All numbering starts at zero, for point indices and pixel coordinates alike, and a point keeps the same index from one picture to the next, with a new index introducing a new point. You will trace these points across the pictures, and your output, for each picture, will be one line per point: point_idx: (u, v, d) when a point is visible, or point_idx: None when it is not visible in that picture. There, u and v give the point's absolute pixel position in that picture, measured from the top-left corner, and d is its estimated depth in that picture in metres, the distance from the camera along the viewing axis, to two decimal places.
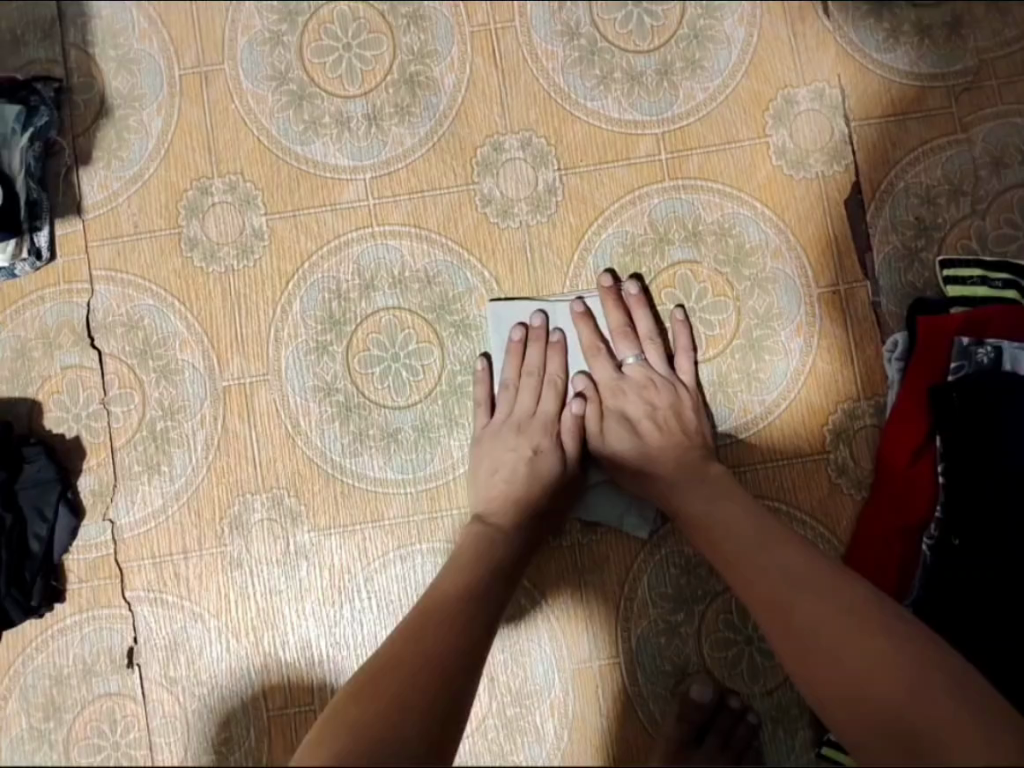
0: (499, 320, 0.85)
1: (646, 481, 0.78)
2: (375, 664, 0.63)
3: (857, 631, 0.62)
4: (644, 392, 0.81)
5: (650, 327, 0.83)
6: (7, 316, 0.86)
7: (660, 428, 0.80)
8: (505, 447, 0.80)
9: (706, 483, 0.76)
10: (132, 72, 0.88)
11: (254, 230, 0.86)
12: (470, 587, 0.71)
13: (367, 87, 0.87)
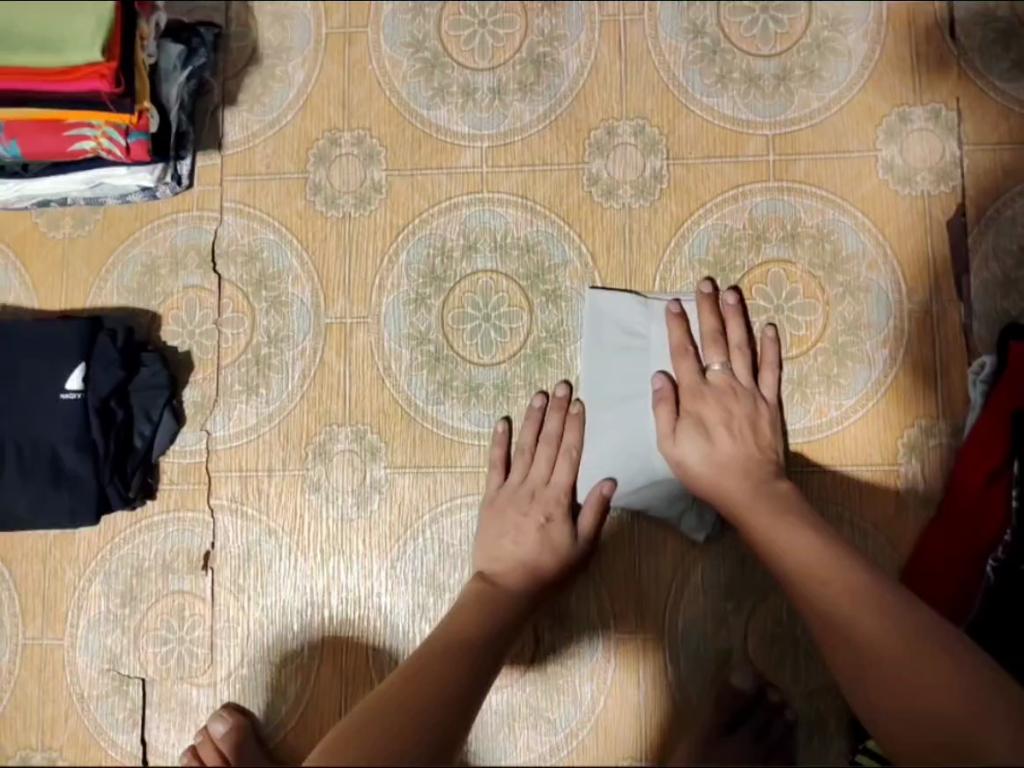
0: (595, 303, 0.88)
1: (710, 484, 0.80)
2: (384, 693, 0.67)
3: (919, 656, 0.65)
4: (725, 400, 0.83)
5: (744, 348, 0.85)
6: (143, 233, 0.94)
7: (733, 435, 0.81)
8: (519, 510, 0.84)
9: (770, 497, 0.77)
10: (284, 26, 0.95)
11: (374, 183, 0.93)
12: (479, 629, 0.75)
13: (495, 63, 0.93)
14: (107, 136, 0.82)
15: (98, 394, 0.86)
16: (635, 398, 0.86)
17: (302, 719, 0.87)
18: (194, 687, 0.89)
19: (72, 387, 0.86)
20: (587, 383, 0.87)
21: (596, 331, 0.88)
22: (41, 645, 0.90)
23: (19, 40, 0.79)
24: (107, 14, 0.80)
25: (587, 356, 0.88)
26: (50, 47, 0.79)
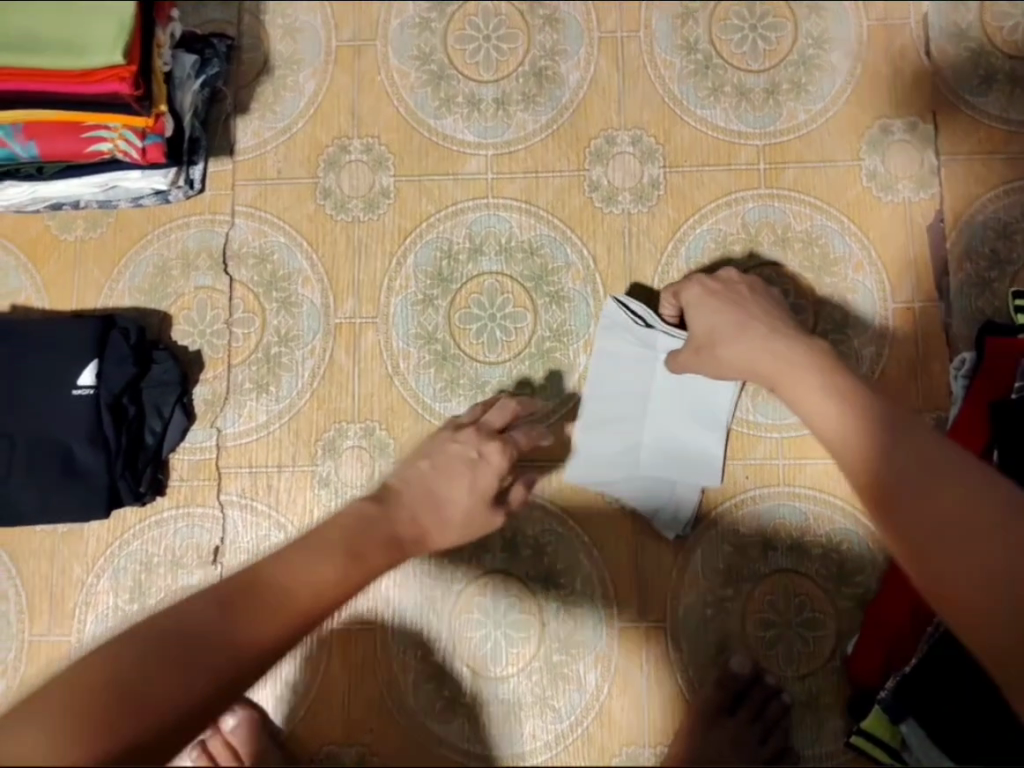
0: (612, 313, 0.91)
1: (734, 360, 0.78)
2: (206, 608, 0.56)
3: (956, 503, 0.57)
4: (744, 279, 0.83)
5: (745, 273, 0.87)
6: (156, 235, 0.97)
7: (741, 300, 0.81)
8: (457, 442, 0.79)
9: (802, 354, 0.74)
10: (295, 38, 0.99)
11: (383, 188, 0.96)
12: (334, 577, 0.63)
13: (499, 75, 0.97)
14: (124, 139, 0.84)
15: (110, 390, 0.87)
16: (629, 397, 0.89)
17: (307, 711, 0.88)
18: None
19: (85, 383, 0.87)
20: (589, 389, 0.91)
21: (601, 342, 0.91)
22: (47, 642, 0.91)
23: (40, 44, 0.78)
24: (127, 20, 0.79)
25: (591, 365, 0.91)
26: (70, 50, 0.78)
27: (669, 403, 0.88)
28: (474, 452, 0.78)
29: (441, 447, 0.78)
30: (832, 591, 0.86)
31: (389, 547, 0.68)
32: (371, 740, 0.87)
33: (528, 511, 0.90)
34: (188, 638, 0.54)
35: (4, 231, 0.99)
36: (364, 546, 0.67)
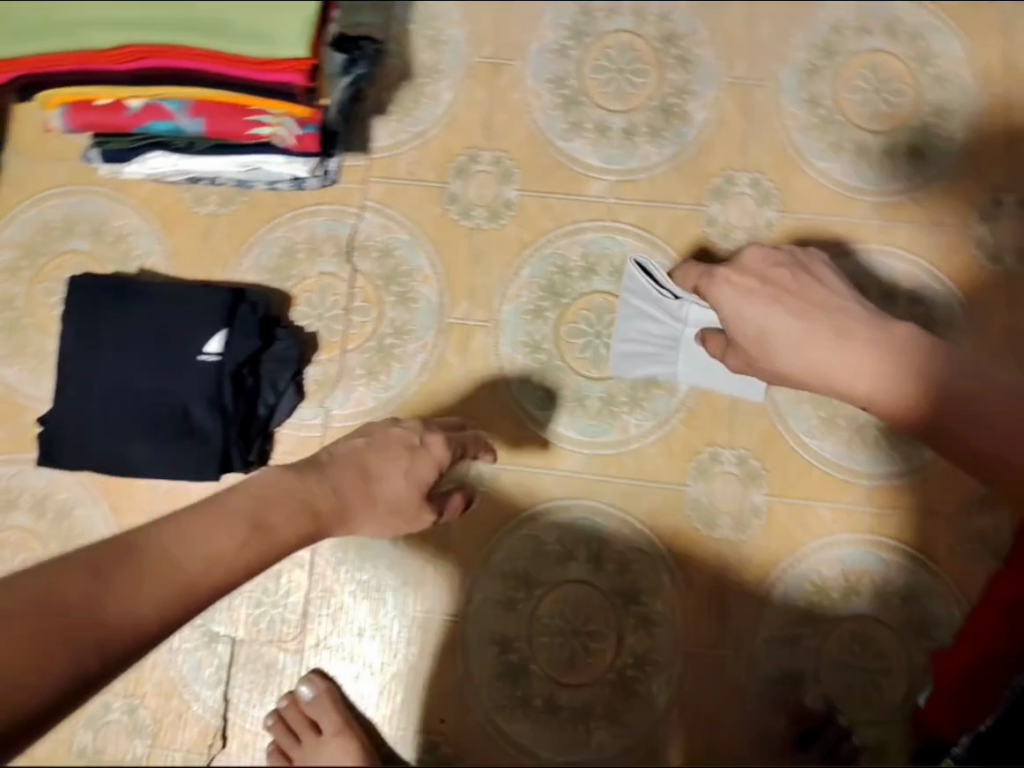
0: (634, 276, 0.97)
1: (789, 358, 0.79)
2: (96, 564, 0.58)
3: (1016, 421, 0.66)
4: (774, 266, 0.84)
5: (764, 250, 0.86)
6: (286, 219, 1.02)
7: (783, 290, 0.82)
8: (394, 428, 0.77)
9: (846, 332, 0.77)
10: (438, 49, 1.04)
11: (506, 200, 1.01)
12: (224, 547, 0.63)
13: (629, 107, 1.01)
14: (283, 127, 0.89)
15: (235, 360, 0.92)
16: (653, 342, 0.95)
17: (384, 692, 0.91)
18: (281, 652, 0.92)
19: (211, 351, 0.92)
20: (621, 328, 0.97)
21: (637, 290, 0.96)
22: None
23: (227, 26, 0.79)
24: (313, 15, 0.79)
25: (625, 307, 0.97)
26: (259, 40, 0.79)
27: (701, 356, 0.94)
28: (415, 439, 0.77)
29: (381, 431, 0.77)
30: (908, 639, 0.88)
31: (300, 518, 0.67)
32: (444, 729, 0.90)
33: (617, 525, 0.93)
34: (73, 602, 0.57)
35: (140, 198, 1.04)
36: (269, 517, 0.66)
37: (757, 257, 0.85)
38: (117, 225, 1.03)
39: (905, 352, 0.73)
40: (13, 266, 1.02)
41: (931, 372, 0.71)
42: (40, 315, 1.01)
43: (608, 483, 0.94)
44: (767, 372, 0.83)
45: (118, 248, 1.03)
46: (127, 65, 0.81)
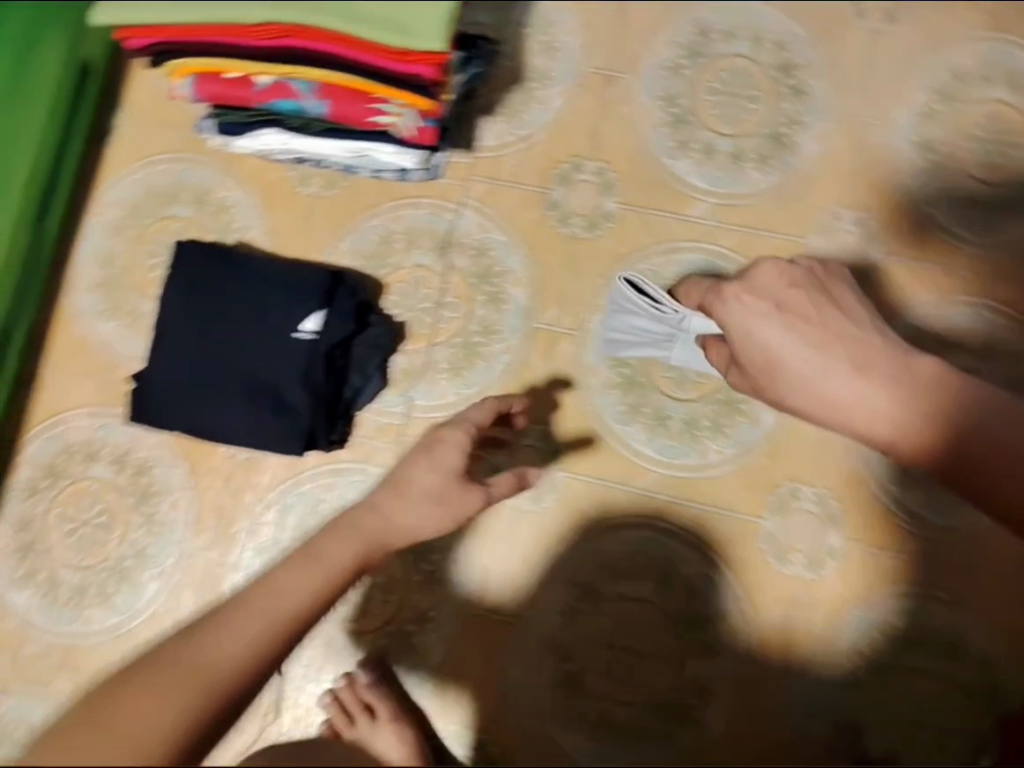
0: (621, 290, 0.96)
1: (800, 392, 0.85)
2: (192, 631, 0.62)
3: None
4: (786, 284, 0.87)
5: (776, 263, 0.88)
6: (386, 208, 1.03)
7: (796, 316, 0.85)
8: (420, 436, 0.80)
9: (858, 366, 0.82)
10: (553, 55, 1.03)
11: (606, 212, 1.01)
12: (298, 588, 0.66)
13: (738, 132, 1.01)
14: (405, 119, 0.91)
15: (330, 340, 0.95)
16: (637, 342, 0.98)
17: (440, 684, 0.96)
18: (342, 633, 0.97)
19: (308, 328, 0.95)
20: (621, 332, 0.98)
21: (637, 300, 0.95)
22: (209, 558, 0.98)
23: (366, 13, 0.80)
24: (449, 8, 0.80)
25: (624, 312, 0.97)
26: (395, 30, 0.80)
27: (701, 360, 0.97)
28: (433, 436, 0.79)
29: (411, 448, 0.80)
30: (978, 702, 0.91)
31: (353, 550, 0.70)
32: (500, 726, 0.95)
33: (681, 549, 0.96)
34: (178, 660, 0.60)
35: (245, 173, 1.05)
36: (322, 550, 0.70)
37: (772, 274, 0.87)
38: (220, 196, 1.05)
39: (915, 385, 0.80)
40: (117, 226, 1.04)
41: (944, 409, 0.78)
42: (139, 276, 1.03)
43: (679, 503, 0.97)
44: (773, 402, 0.88)
45: (219, 219, 1.04)
46: (267, 43, 0.84)
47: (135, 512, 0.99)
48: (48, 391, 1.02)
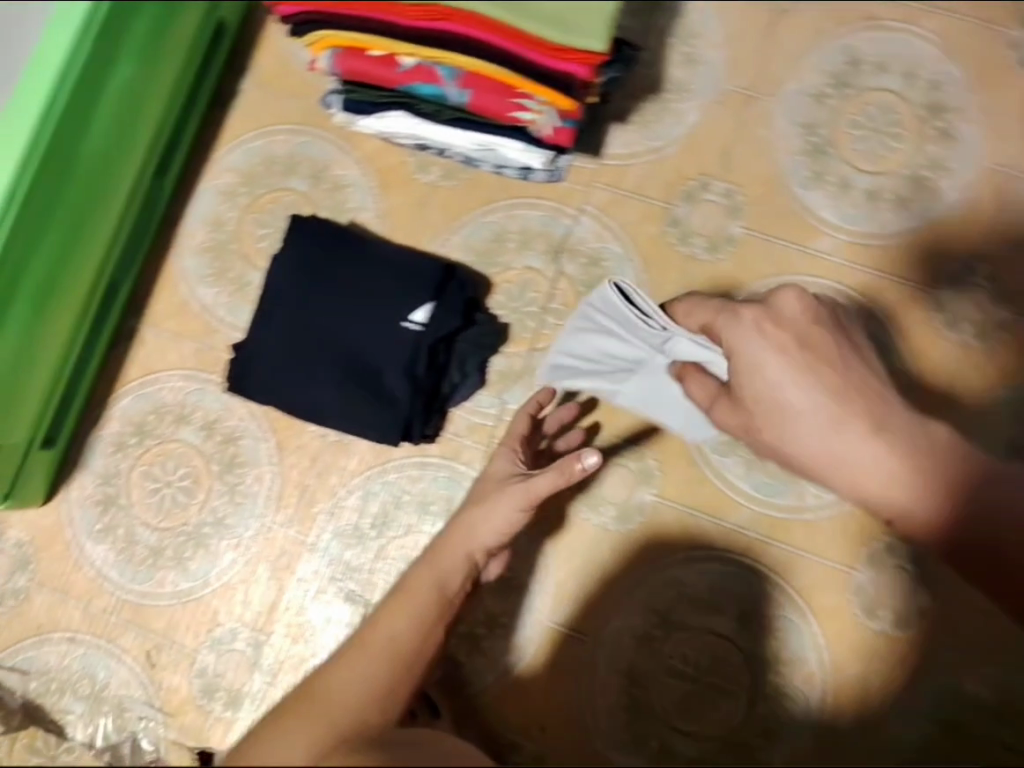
0: (605, 297, 0.94)
1: (816, 448, 0.72)
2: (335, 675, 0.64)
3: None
4: (805, 316, 0.75)
5: (798, 291, 0.75)
6: (504, 205, 1.01)
7: (817, 362, 0.73)
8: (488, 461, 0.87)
9: (879, 437, 0.70)
10: (693, 68, 1.01)
11: (730, 236, 0.99)
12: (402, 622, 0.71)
13: (877, 170, 0.98)
14: (545, 116, 0.87)
15: (435, 335, 0.94)
16: (601, 350, 0.93)
17: (502, 691, 0.96)
18: None
19: (415, 320, 0.94)
20: (594, 339, 0.94)
21: (618, 307, 0.93)
22: (286, 535, 0.98)
23: (531, 9, 0.81)
24: (615, 12, 0.81)
25: (604, 319, 0.94)
26: (556, 23, 0.81)
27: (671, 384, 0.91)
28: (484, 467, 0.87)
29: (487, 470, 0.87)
30: None
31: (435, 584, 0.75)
32: (557, 742, 0.95)
33: (763, 588, 0.94)
34: (329, 693, 0.61)
35: (365, 153, 1.03)
36: (407, 584, 0.75)
37: (797, 303, 0.75)
38: (336, 174, 1.03)
39: (941, 469, 0.68)
40: (230, 191, 1.03)
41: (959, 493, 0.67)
42: (247, 244, 1.02)
43: (769, 543, 0.95)
44: (770, 446, 0.75)
45: (333, 196, 1.03)
46: (424, 24, 0.85)
47: (219, 478, 0.99)
48: (146, 348, 1.01)
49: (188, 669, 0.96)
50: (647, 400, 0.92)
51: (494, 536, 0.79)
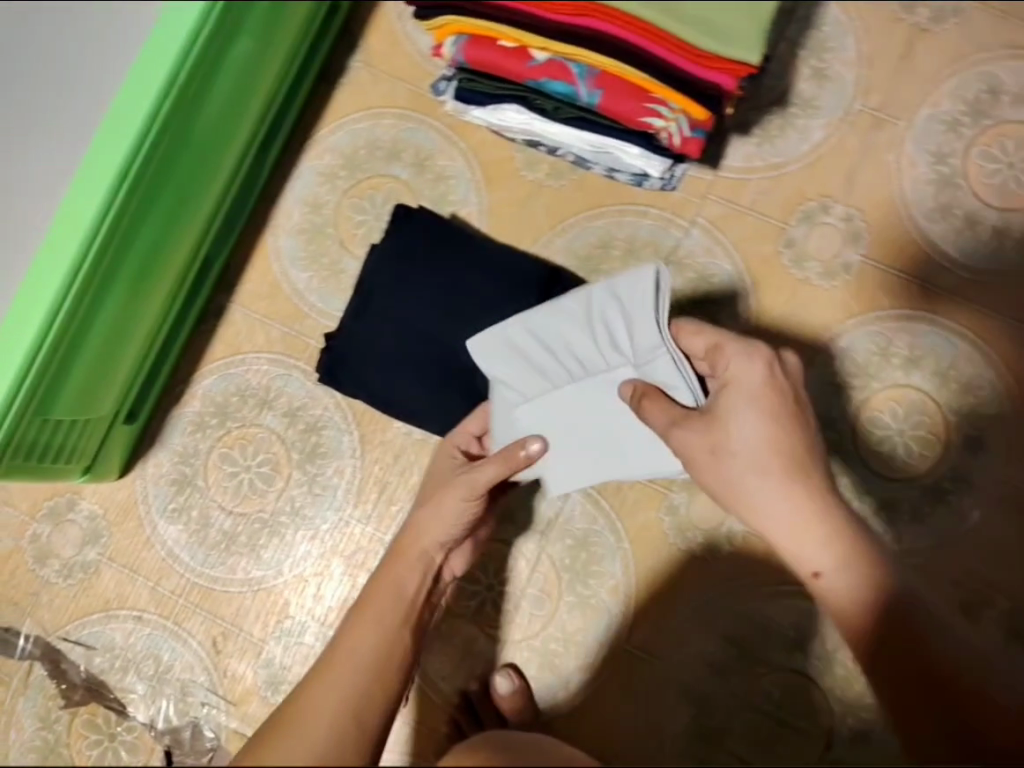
0: (634, 286, 0.76)
1: (731, 479, 0.72)
2: (309, 707, 0.58)
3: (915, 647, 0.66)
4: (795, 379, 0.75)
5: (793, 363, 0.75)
6: (612, 210, 0.98)
7: (779, 419, 0.72)
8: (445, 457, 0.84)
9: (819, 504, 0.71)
10: (822, 84, 0.97)
11: (845, 263, 0.96)
12: (370, 641, 0.67)
13: (1007, 206, 0.94)
14: (675, 125, 0.83)
15: None
16: (576, 341, 0.78)
17: (570, 712, 0.93)
18: (484, 636, 0.94)
19: None
20: (575, 328, 0.78)
21: (642, 300, 0.75)
22: (362, 531, 0.96)
23: (680, 11, 0.80)
24: (767, 23, 0.79)
25: (607, 306, 0.77)
26: (706, 31, 0.79)
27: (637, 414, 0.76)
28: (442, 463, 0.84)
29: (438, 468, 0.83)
30: None
31: (398, 605, 0.71)
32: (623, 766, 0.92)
33: None
34: (310, 725, 0.56)
35: (473, 144, 1.00)
36: (363, 608, 0.70)
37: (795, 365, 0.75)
38: (441, 164, 1.00)
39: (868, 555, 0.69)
40: (331, 173, 1.00)
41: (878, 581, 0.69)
42: (344, 229, 0.99)
43: None
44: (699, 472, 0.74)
45: (436, 187, 1.00)
46: (562, 18, 0.81)
47: (299, 466, 0.97)
48: (234, 328, 0.99)
49: (253, 659, 0.94)
50: (592, 423, 0.77)
51: (448, 531, 0.76)
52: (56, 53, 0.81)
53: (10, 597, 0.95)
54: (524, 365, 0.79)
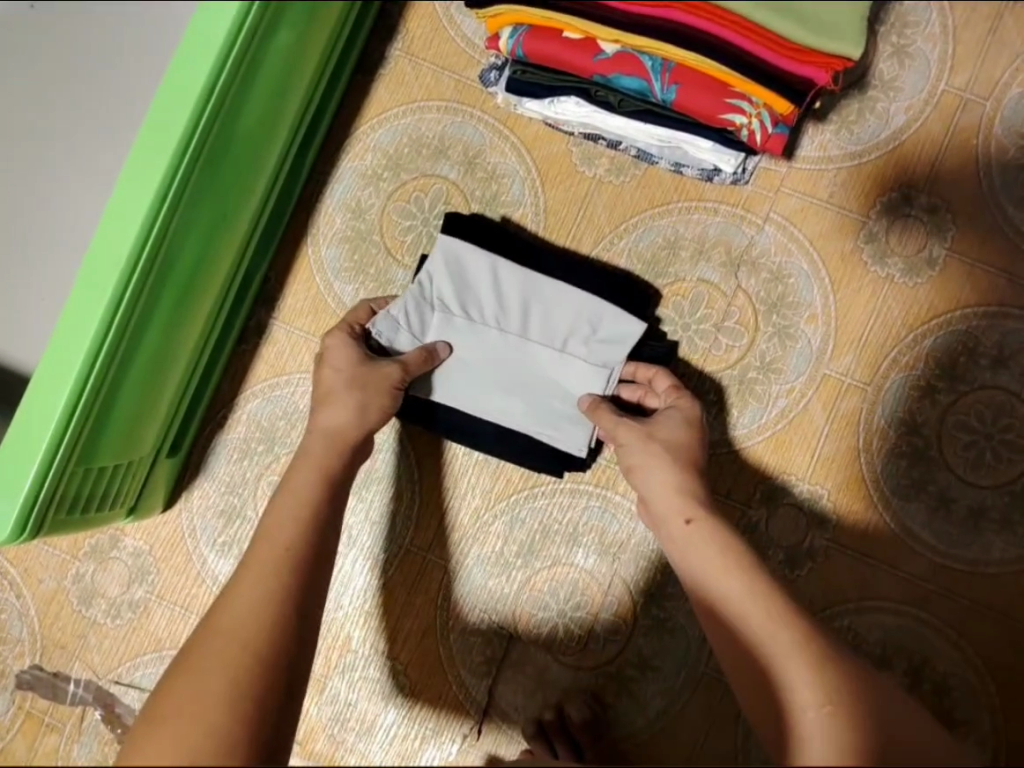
0: (625, 321, 0.84)
1: (639, 453, 0.78)
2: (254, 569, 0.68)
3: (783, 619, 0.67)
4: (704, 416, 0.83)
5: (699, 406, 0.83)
6: (677, 207, 0.91)
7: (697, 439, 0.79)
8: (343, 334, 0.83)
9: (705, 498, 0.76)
10: (904, 62, 0.90)
11: (930, 257, 0.89)
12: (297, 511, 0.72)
13: None
14: (758, 120, 0.75)
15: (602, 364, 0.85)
16: (544, 317, 0.85)
17: (649, 742, 0.89)
18: (556, 663, 0.90)
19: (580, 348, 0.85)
20: (556, 310, 0.85)
21: (620, 337, 0.84)
22: (424, 558, 0.92)
23: None
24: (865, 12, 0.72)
25: (592, 317, 0.84)
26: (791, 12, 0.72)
27: (545, 402, 0.85)
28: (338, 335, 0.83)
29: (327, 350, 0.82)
30: None
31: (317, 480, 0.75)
32: None
33: (938, 645, 0.88)
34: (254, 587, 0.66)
35: (525, 139, 0.92)
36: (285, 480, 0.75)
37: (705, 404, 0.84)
38: (492, 162, 0.92)
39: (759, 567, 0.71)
40: (373, 173, 0.93)
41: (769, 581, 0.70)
42: (389, 235, 0.92)
43: (949, 597, 0.88)
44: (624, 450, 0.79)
45: (487, 187, 0.92)
46: (639, 8, 0.74)
47: (356, 491, 0.92)
48: (277, 347, 0.93)
49: (317, 697, 0.92)
50: (501, 376, 0.85)
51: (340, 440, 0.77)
52: (127, 115, 0.87)
53: (57, 640, 0.91)
54: (492, 293, 0.85)
